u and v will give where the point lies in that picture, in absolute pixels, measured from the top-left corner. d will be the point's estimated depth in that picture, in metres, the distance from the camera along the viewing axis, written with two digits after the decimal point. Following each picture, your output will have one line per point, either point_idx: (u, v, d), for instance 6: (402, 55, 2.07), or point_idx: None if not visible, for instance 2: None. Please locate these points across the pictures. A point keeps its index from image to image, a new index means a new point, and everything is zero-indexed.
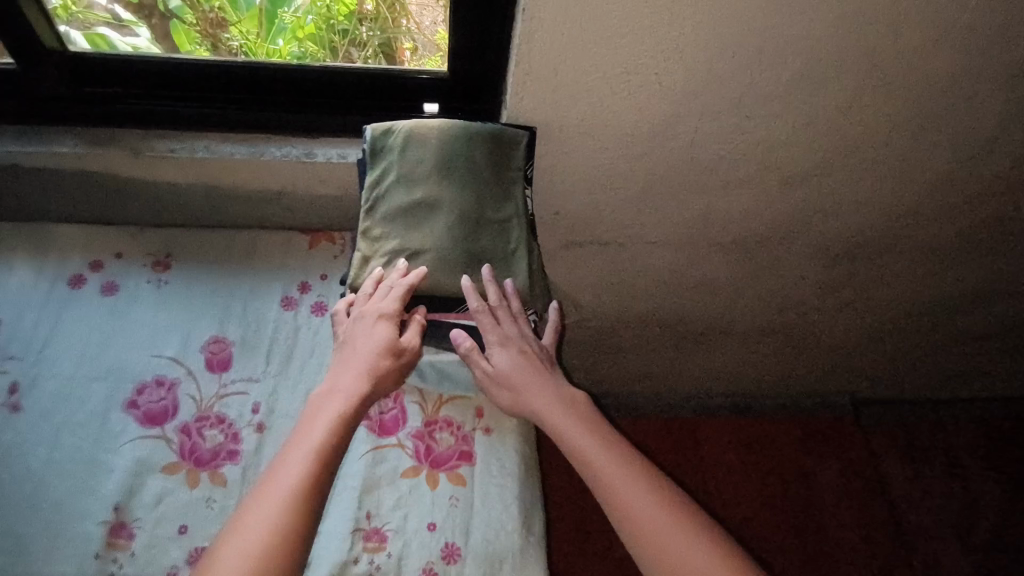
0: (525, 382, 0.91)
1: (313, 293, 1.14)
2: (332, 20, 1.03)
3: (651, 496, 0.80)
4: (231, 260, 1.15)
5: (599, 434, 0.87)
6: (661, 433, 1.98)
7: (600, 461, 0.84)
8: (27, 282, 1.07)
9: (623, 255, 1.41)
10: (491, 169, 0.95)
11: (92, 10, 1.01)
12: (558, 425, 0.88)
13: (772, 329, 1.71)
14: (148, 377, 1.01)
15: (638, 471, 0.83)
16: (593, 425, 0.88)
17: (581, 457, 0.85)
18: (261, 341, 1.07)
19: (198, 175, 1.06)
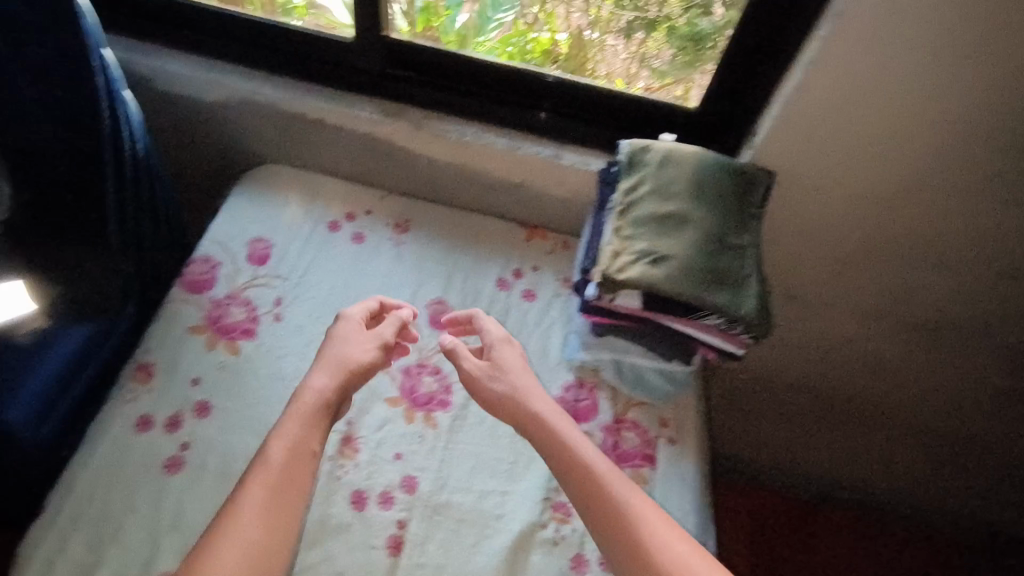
0: (521, 382, 0.99)
1: (526, 281, 1.24)
2: (528, 54, 1.15)
3: (633, 501, 0.85)
4: (458, 236, 1.27)
5: (568, 435, 0.92)
6: (778, 518, 1.78)
7: (581, 466, 0.88)
8: (296, 217, 1.23)
9: (811, 320, 1.34)
10: (735, 200, 1.02)
11: (323, 14, 1.15)
12: (552, 431, 0.93)
13: (941, 438, 1.54)
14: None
15: (616, 476, 0.88)
16: (549, 416, 0.95)
17: (557, 461, 0.90)
18: (477, 310, 1.18)
19: (458, 155, 1.18)
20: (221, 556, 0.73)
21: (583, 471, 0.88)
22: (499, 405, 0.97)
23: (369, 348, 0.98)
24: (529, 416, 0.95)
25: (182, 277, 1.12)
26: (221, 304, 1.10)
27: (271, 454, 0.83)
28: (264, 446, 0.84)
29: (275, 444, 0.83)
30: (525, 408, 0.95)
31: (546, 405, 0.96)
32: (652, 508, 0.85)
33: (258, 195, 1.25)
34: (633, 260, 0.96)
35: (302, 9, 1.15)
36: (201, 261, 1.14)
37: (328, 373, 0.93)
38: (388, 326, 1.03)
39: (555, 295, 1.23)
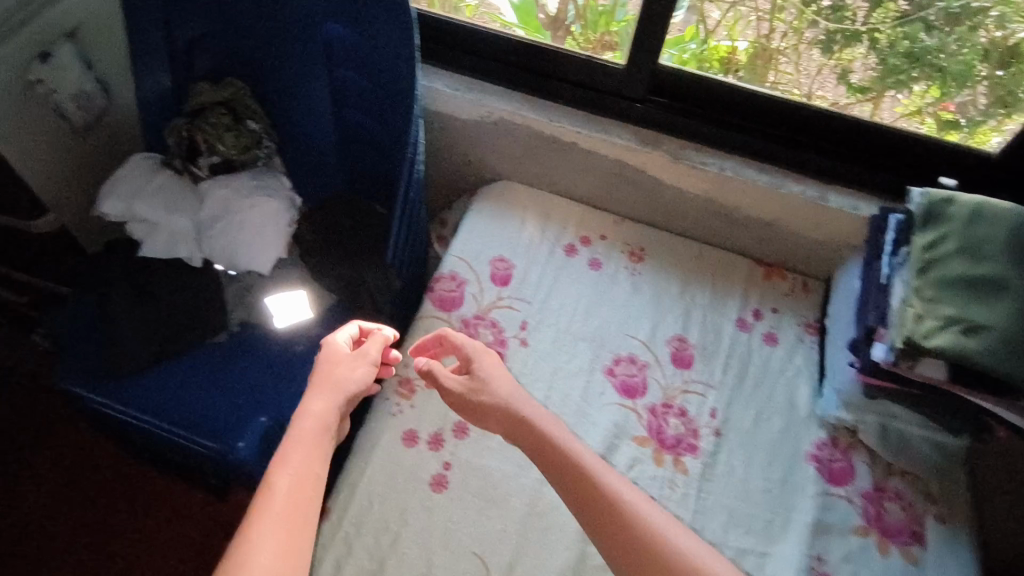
0: (507, 391, 0.89)
1: (766, 323, 1.18)
2: (707, 62, 1.09)
3: (612, 482, 0.77)
4: (692, 269, 1.22)
5: (546, 424, 0.84)
6: None
7: (553, 450, 0.81)
8: (534, 238, 1.23)
9: None
10: None
11: (499, 14, 1.15)
12: (547, 436, 0.82)
13: None
14: (621, 352, 1.12)
15: (604, 467, 0.79)
16: (542, 417, 0.85)
17: (541, 453, 0.82)
18: (718, 351, 1.14)
19: (712, 189, 1.13)
20: (265, 517, 0.66)
21: (564, 458, 0.80)
22: (498, 410, 0.88)
23: (365, 377, 0.85)
24: (542, 428, 0.84)
25: (432, 293, 1.14)
26: (471, 324, 1.12)
27: (292, 468, 0.71)
28: (300, 408, 0.80)
29: (306, 423, 0.75)
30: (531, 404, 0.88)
31: (540, 411, 0.87)
32: (696, 542, 0.73)
33: (494, 212, 1.25)
34: (941, 326, 0.86)
35: (472, 10, 1.15)
36: (448, 278, 1.16)
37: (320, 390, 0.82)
38: (374, 348, 0.89)
39: (799, 341, 1.16)
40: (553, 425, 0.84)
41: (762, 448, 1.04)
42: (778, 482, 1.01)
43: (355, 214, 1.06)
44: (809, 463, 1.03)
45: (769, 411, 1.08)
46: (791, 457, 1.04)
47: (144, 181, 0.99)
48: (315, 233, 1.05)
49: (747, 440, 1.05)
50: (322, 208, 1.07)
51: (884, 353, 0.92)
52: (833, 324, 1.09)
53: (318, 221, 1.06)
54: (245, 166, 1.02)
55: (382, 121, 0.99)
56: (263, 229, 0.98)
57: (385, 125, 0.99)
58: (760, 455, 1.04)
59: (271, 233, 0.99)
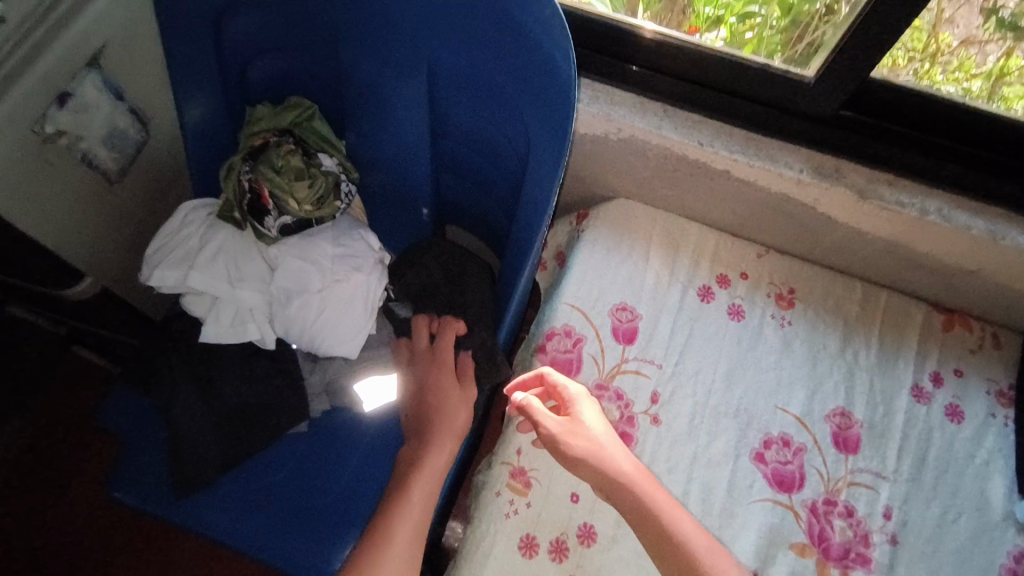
0: (606, 439, 0.79)
1: (948, 391, 0.96)
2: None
3: (715, 562, 0.70)
4: (856, 319, 1.01)
5: (654, 490, 0.76)
6: None
7: (653, 519, 0.73)
8: (661, 278, 1.02)
9: None
10: None
11: None
12: (646, 503, 0.74)
13: None
14: (772, 431, 0.93)
15: (707, 541, 0.72)
16: (642, 477, 0.77)
17: (638, 518, 0.74)
18: (893, 430, 0.93)
19: (902, 233, 0.91)
20: None
21: (665, 530, 0.72)
22: (593, 465, 0.77)
23: (455, 394, 0.79)
24: (643, 488, 0.75)
25: (543, 356, 0.95)
26: (592, 396, 0.93)
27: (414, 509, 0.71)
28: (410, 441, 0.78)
29: (411, 488, 0.72)
30: (625, 463, 0.77)
31: (637, 467, 0.78)
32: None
33: (611, 245, 1.04)
34: None
35: None
36: (561, 333, 0.97)
37: (423, 403, 0.79)
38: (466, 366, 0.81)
39: (989, 417, 0.95)
40: (652, 486, 0.76)
41: (948, 561, 0.86)
42: None
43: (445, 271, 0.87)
44: None
45: (954, 509, 0.89)
46: (984, 572, 0.86)
47: (201, 247, 0.79)
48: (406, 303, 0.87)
49: (930, 550, 0.87)
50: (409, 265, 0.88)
51: None
52: None
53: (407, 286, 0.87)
54: (323, 224, 0.81)
55: (505, 175, 0.79)
56: (351, 308, 0.78)
57: (506, 176, 0.80)
58: (947, 569, 0.86)
59: (360, 313, 0.79)
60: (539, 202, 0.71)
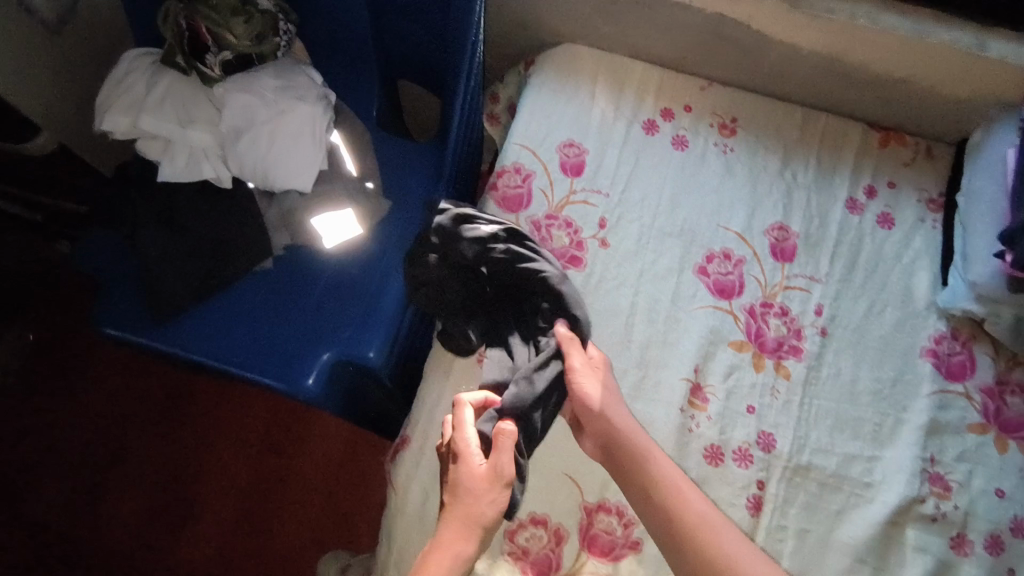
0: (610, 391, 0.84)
1: (881, 201, 1.02)
2: None
3: (699, 508, 0.75)
4: (797, 142, 1.05)
5: (656, 453, 0.80)
6: None
7: (650, 474, 0.78)
8: (607, 116, 1.05)
9: None
10: None
11: None
12: (643, 458, 0.79)
13: None
14: (714, 247, 0.99)
15: (692, 489, 0.77)
16: (640, 432, 0.81)
17: (632, 473, 0.78)
18: (826, 240, 1.00)
19: (832, 43, 0.95)
20: None
21: (660, 484, 0.77)
22: (605, 423, 0.81)
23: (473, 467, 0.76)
24: (645, 452, 0.79)
25: (495, 192, 1.01)
26: (542, 226, 0.99)
27: (454, 547, 0.71)
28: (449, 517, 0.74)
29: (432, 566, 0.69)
30: (624, 416, 0.81)
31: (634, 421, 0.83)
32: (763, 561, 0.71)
33: (556, 85, 1.06)
34: None
35: None
36: (511, 171, 1.02)
37: (462, 482, 0.75)
38: (505, 451, 0.76)
39: (919, 221, 1.00)
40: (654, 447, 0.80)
41: (872, 347, 0.95)
42: (889, 382, 0.94)
43: (519, 286, 0.87)
44: (924, 359, 0.94)
45: (879, 303, 0.97)
46: (904, 353, 0.95)
47: (146, 91, 0.81)
48: (451, 261, 0.87)
49: (855, 339, 0.96)
50: (496, 253, 0.86)
51: None
52: (970, 202, 0.93)
53: (473, 257, 0.86)
54: (264, 61, 0.84)
55: None
56: (298, 141, 0.83)
57: None
58: (870, 353, 0.95)
59: (308, 145, 0.83)
60: (466, 13, 0.78)
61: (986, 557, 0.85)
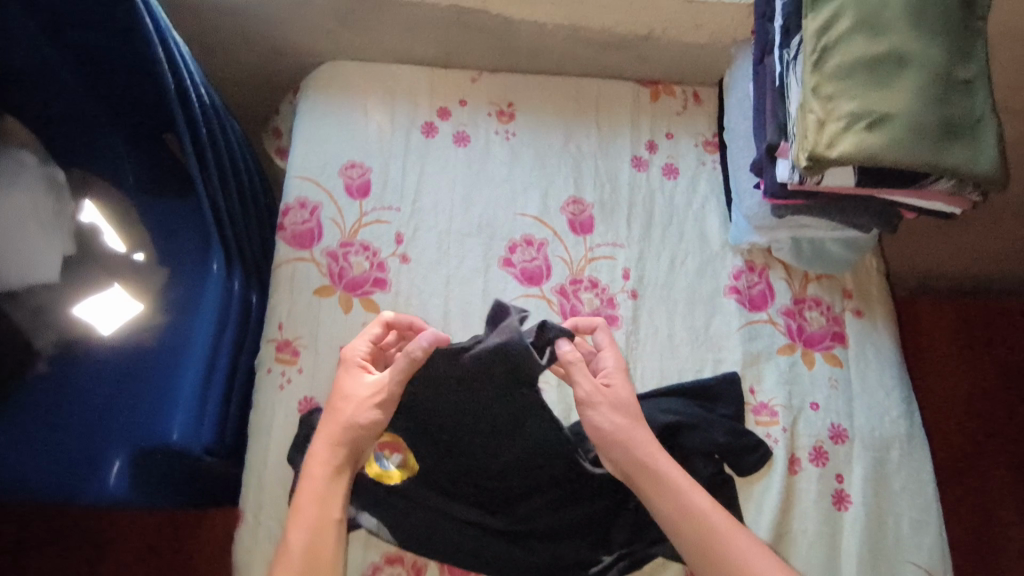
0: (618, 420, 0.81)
1: (663, 154, 1.06)
2: None
3: (708, 514, 0.75)
4: (576, 113, 1.07)
5: (642, 434, 0.80)
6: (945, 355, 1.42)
7: (649, 462, 0.78)
8: (383, 128, 1.04)
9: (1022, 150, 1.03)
10: (959, 47, 0.78)
11: None
12: (643, 467, 0.78)
13: None
14: (518, 237, 0.99)
15: (688, 482, 0.77)
16: (648, 444, 0.79)
17: (648, 483, 0.77)
18: (620, 204, 1.02)
19: (573, 14, 0.94)
20: None
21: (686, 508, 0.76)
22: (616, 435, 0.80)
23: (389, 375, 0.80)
24: (651, 452, 0.79)
25: (283, 231, 0.97)
26: (338, 256, 0.96)
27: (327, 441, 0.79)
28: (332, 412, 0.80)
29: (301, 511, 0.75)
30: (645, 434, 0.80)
31: (663, 461, 0.78)
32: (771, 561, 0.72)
33: (327, 107, 1.04)
34: (844, 128, 0.76)
35: None
36: (296, 207, 0.98)
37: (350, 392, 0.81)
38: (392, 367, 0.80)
39: (700, 165, 1.05)
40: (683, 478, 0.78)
41: (681, 297, 0.98)
42: (702, 329, 0.97)
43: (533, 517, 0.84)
44: (729, 298, 0.98)
45: (681, 254, 1.00)
46: (710, 297, 0.99)
47: None
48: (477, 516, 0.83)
49: (664, 294, 0.98)
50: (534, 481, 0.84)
51: (785, 171, 0.81)
52: (732, 141, 0.98)
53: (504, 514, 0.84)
54: None
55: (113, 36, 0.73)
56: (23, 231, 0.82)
57: (124, 57, 0.75)
58: (680, 305, 0.98)
59: (37, 234, 0.83)
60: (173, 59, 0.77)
61: (814, 471, 0.89)
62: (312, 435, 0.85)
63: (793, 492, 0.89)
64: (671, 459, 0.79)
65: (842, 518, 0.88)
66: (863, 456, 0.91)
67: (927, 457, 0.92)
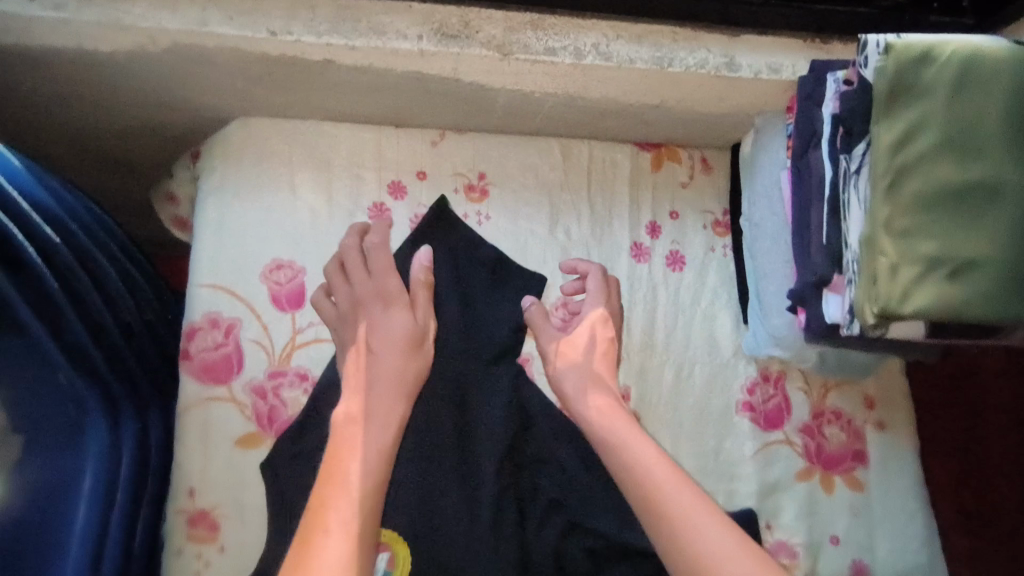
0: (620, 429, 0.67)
1: (667, 239, 0.88)
2: None
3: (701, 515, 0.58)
4: (562, 186, 0.87)
5: (636, 442, 0.65)
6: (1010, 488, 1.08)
7: (637, 472, 0.62)
8: (320, 212, 0.81)
9: None
10: None
11: None
12: (632, 472, 0.63)
13: None
14: (512, 357, 0.82)
15: (677, 482, 0.61)
16: (625, 437, 0.66)
17: (618, 468, 0.64)
18: (617, 303, 0.85)
19: (567, 84, 0.75)
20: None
21: (641, 482, 0.62)
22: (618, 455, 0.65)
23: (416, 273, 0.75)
24: (625, 443, 0.65)
25: (191, 362, 0.75)
26: (268, 391, 0.75)
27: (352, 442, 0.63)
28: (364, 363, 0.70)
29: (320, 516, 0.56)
30: (627, 458, 0.64)
31: (649, 452, 0.64)
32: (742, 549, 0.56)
33: (243, 185, 0.80)
34: (919, 276, 0.62)
35: None
36: (206, 327, 0.75)
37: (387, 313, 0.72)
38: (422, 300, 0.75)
39: (708, 252, 0.89)
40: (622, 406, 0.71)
41: (688, 417, 0.84)
42: (712, 454, 0.84)
43: None
44: (741, 416, 0.85)
45: (688, 364, 0.85)
46: (721, 415, 0.85)
47: None
48: None
49: (670, 414, 0.84)
50: None
51: (836, 312, 0.68)
52: (755, 236, 0.83)
53: None
54: None
55: None
56: None
57: None
58: (687, 427, 0.84)
59: None
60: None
61: None
62: None
63: None
64: (667, 463, 0.63)
65: None
66: None
67: None
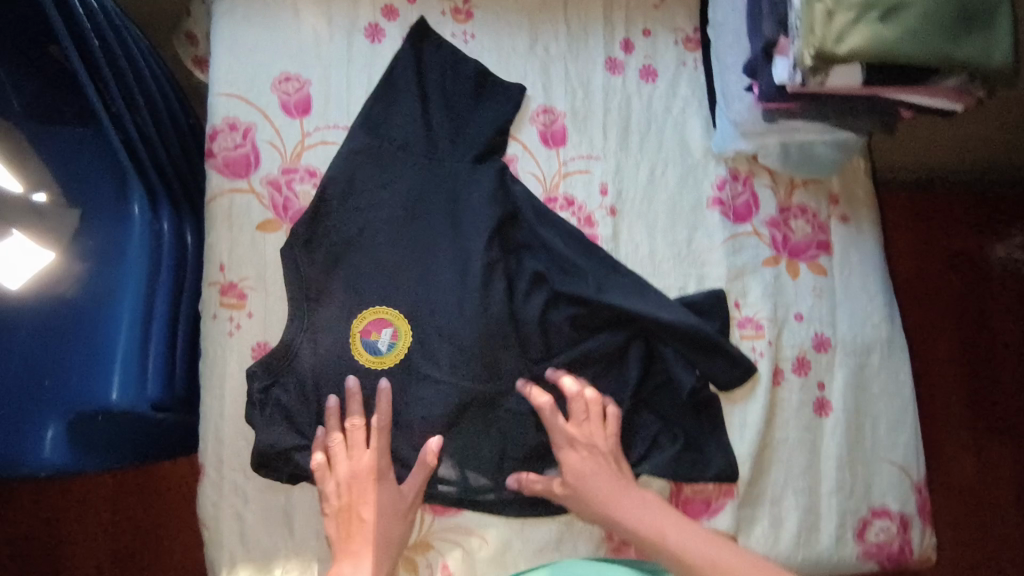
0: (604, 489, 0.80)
1: (640, 54, 0.96)
2: None
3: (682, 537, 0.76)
4: (540, 8, 0.95)
5: (609, 486, 0.80)
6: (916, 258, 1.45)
7: (616, 513, 0.79)
8: (320, 33, 0.90)
9: None
10: None
11: None
12: (612, 509, 0.79)
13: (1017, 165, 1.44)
14: (498, 156, 0.89)
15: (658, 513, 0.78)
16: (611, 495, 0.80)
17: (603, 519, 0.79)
18: (594, 112, 0.93)
19: None
20: None
21: (634, 525, 0.78)
22: (584, 496, 0.80)
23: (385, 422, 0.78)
24: (608, 499, 0.80)
25: (213, 159, 0.84)
26: (281, 185, 0.85)
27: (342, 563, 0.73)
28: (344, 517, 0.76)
29: None
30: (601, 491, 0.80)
31: (630, 497, 0.80)
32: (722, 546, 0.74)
33: (250, 9, 0.89)
34: (855, 17, 0.68)
35: None
36: (225, 129, 0.85)
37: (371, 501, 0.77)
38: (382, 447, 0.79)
39: (680, 65, 0.96)
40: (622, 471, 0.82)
41: (662, 211, 0.92)
42: (684, 243, 0.91)
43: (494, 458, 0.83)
44: (713, 210, 0.93)
45: (661, 164, 0.93)
46: (693, 209, 0.93)
47: None
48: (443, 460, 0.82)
49: (644, 209, 0.92)
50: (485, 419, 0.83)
51: (784, 72, 0.75)
52: (718, 37, 0.89)
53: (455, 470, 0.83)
54: None
55: None
56: None
57: None
58: (661, 219, 0.92)
59: None
60: None
61: (796, 380, 0.90)
62: (269, 388, 0.79)
63: (776, 402, 0.89)
64: (640, 494, 0.80)
65: (823, 423, 0.89)
66: (845, 363, 0.91)
67: (906, 360, 0.92)
